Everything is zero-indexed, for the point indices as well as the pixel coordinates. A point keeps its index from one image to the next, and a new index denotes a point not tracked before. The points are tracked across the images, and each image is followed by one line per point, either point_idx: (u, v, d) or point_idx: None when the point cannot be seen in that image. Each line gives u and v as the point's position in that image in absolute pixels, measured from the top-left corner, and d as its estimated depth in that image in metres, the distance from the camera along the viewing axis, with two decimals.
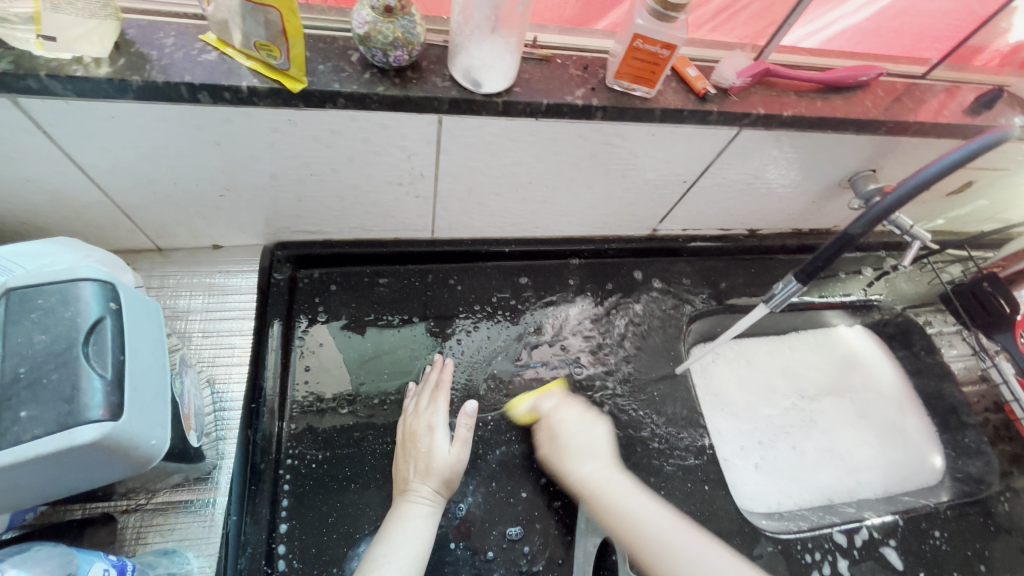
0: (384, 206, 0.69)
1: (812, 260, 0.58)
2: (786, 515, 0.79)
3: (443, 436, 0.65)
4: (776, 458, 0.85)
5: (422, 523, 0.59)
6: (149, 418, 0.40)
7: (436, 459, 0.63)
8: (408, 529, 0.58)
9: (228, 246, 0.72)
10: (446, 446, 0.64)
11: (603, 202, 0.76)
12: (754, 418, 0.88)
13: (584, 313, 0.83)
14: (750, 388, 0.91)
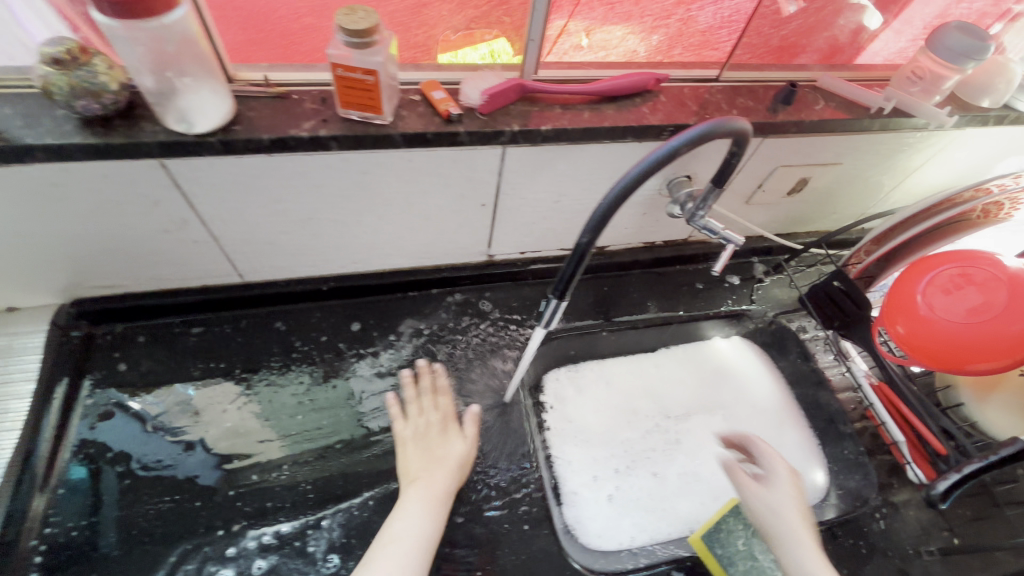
0: (168, 254, 0.68)
1: (560, 276, 0.55)
2: (636, 551, 0.73)
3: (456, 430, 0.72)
4: (632, 487, 0.79)
5: (428, 510, 0.63)
6: None
7: (450, 452, 0.69)
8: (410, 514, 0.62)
9: (23, 308, 0.71)
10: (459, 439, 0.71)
11: (409, 232, 0.75)
12: (611, 444, 0.83)
13: (414, 347, 0.80)
14: (608, 412, 0.85)
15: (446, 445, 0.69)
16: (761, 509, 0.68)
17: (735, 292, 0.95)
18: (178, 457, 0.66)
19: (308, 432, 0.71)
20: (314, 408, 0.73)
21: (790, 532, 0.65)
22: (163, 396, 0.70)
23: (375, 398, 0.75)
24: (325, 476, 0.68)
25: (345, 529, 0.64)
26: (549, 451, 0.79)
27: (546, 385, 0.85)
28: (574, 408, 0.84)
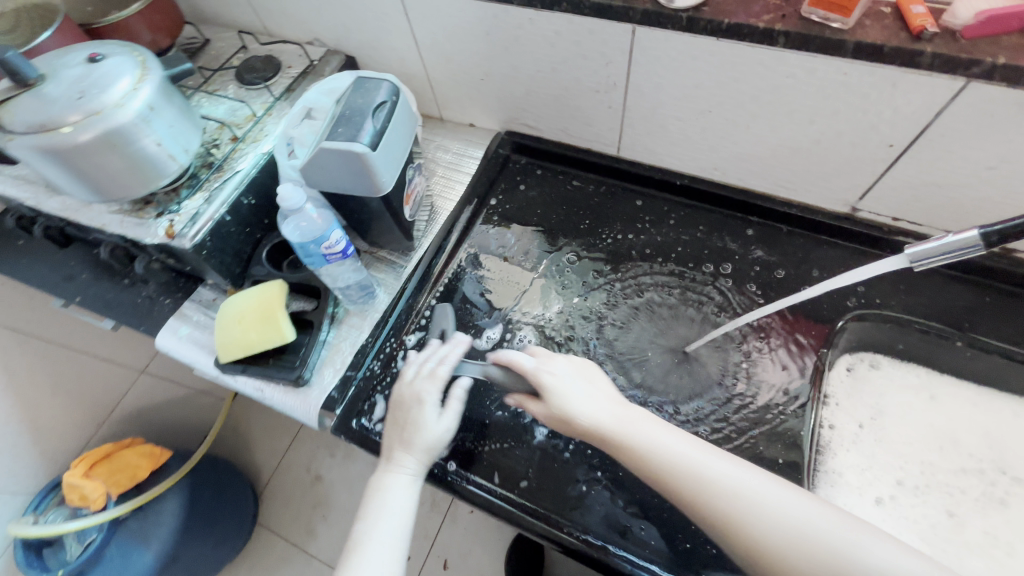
0: (584, 112, 0.86)
1: None
2: None
3: (431, 411, 0.70)
4: (913, 508, 0.68)
5: (400, 492, 0.68)
6: (385, 162, 0.68)
7: (425, 433, 0.69)
8: (388, 502, 0.67)
9: (479, 126, 1.02)
10: (434, 419, 0.70)
11: (789, 151, 0.75)
12: (904, 454, 0.72)
13: (736, 265, 0.83)
14: (917, 426, 0.73)
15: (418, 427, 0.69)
16: None
17: None
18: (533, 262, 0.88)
19: (618, 290, 0.84)
20: (645, 281, 0.84)
21: (730, 478, 0.54)
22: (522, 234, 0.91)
23: (683, 289, 0.83)
24: (624, 328, 0.81)
25: (625, 370, 0.78)
26: (826, 416, 0.74)
27: (840, 359, 0.77)
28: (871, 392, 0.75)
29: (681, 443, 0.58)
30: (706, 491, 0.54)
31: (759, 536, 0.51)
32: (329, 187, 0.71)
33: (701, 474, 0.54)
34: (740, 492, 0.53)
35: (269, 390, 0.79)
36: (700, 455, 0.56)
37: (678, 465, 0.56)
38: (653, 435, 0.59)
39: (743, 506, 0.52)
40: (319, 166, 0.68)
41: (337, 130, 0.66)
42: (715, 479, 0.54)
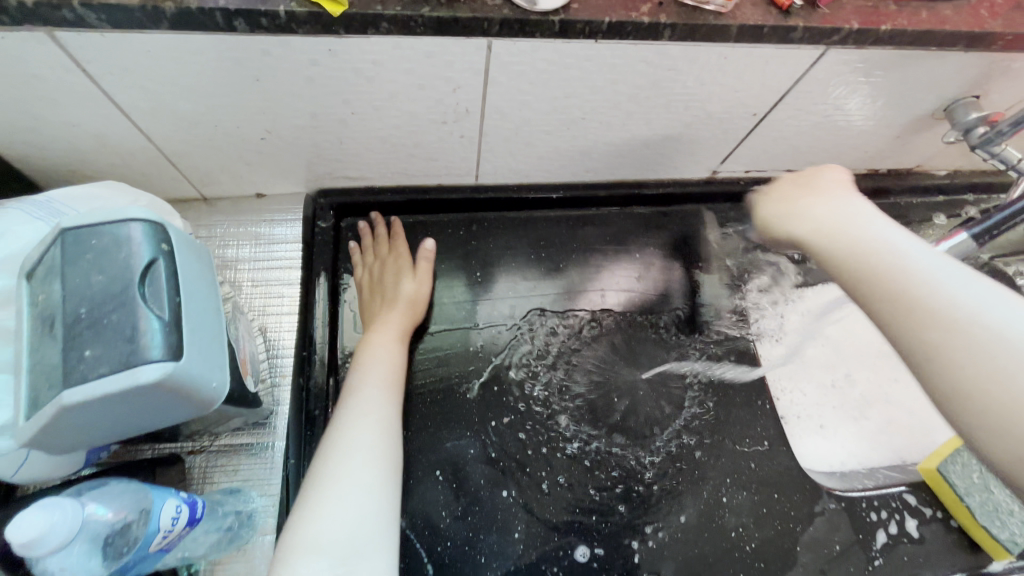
0: (427, 148, 0.65)
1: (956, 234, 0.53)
2: (850, 476, 0.71)
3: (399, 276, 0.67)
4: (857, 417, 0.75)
5: (386, 368, 0.59)
6: (209, 361, 0.39)
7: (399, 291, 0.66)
8: (371, 386, 0.56)
9: (271, 195, 0.71)
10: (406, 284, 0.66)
11: (660, 139, 0.71)
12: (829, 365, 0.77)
13: (639, 262, 0.78)
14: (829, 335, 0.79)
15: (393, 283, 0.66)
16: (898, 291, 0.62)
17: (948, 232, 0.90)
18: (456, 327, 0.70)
19: (552, 340, 0.71)
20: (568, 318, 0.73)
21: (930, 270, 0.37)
22: None
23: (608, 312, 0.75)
24: (577, 380, 0.69)
25: (601, 432, 0.67)
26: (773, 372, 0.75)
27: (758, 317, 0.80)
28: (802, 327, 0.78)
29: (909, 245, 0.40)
30: (901, 273, 0.38)
31: (937, 304, 0.35)
32: (108, 438, 0.39)
33: (898, 261, 0.39)
34: (943, 296, 0.35)
35: None
36: (887, 230, 0.42)
37: (916, 290, 0.36)
38: (890, 238, 0.41)
39: (935, 286, 0.36)
40: (72, 426, 0.35)
41: (86, 356, 0.34)
42: (928, 283, 0.36)
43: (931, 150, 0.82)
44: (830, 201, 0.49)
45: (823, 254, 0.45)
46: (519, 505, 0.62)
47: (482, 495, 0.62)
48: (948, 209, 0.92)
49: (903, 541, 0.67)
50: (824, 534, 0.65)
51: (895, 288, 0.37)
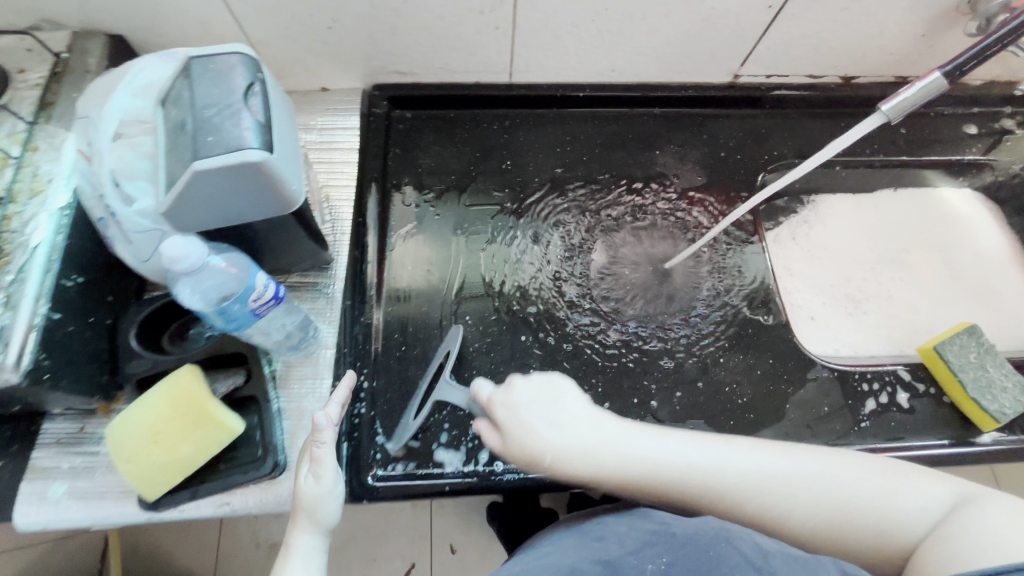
0: (467, 40, 0.74)
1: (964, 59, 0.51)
2: (848, 359, 0.78)
3: (307, 474, 0.57)
4: (855, 310, 0.82)
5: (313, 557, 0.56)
6: (290, 165, 0.51)
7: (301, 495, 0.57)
8: (301, 557, 0.55)
9: (334, 89, 0.82)
10: (309, 482, 0.57)
11: (681, 34, 0.76)
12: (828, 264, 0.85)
13: (658, 158, 0.85)
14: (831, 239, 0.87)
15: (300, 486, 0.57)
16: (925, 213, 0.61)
17: (980, 142, 0.90)
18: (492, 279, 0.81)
19: (572, 224, 0.80)
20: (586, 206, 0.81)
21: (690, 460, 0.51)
22: (444, 200, 0.79)
23: (625, 202, 0.82)
24: (591, 259, 0.79)
25: (610, 302, 0.76)
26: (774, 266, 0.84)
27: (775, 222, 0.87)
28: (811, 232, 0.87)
29: (666, 452, 0.52)
30: (672, 472, 0.51)
31: (758, 509, 0.50)
32: (215, 222, 0.51)
33: (663, 462, 0.52)
34: (754, 480, 0.50)
35: (238, 500, 0.61)
36: (641, 445, 0.53)
37: (743, 501, 0.50)
38: (639, 452, 0.52)
39: (754, 482, 0.50)
40: (195, 197, 0.48)
41: (207, 142, 0.47)
42: (722, 477, 0.50)
43: (960, 53, 0.82)
44: (545, 409, 0.55)
45: (617, 482, 0.53)
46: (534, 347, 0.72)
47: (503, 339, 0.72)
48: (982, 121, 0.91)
49: (892, 410, 0.72)
50: (812, 397, 0.72)
51: (708, 482, 0.50)
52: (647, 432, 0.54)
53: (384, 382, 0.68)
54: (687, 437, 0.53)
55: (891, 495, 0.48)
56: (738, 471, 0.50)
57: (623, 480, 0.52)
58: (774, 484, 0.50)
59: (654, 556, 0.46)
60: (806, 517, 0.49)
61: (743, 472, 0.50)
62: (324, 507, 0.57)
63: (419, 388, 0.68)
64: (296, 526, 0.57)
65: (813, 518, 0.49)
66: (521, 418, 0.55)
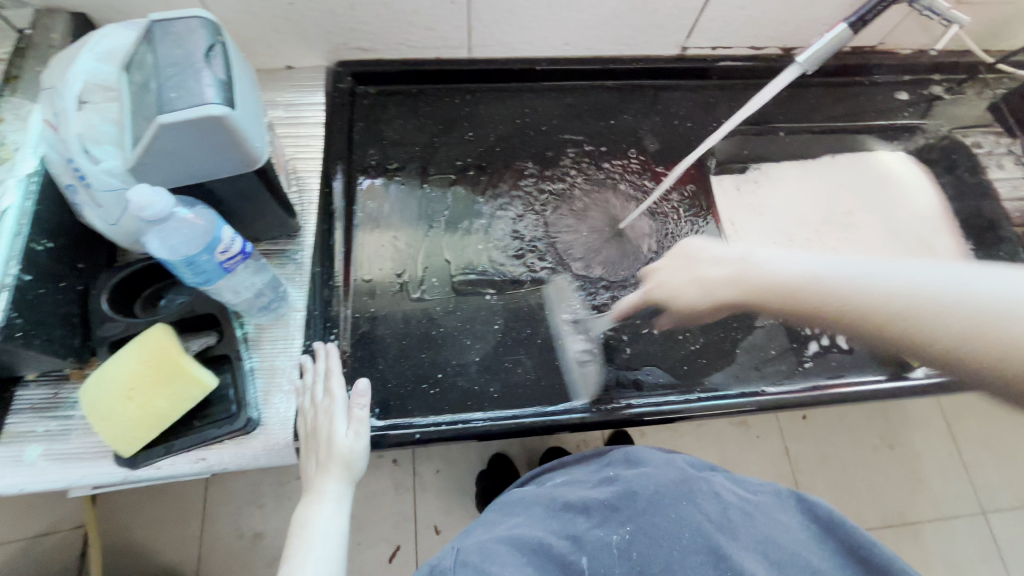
0: (425, 16, 0.78)
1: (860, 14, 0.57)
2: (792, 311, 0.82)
3: (340, 420, 0.63)
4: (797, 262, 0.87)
5: (333, 505, 0.60)
6: (252, 124, 0.54)
7: (333, 446, 0.61)
8: (323, 509, 0.59)
9: (299, 67, 0.85)
10: (343, 430, 0.62)
11: (628, 7, 0.80)
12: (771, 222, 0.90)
13: (611, 129, 0.90)
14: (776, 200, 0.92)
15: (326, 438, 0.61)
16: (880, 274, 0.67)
17: (910, 108, 0.97)
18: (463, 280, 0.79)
19: (532, 192, 0.85)
20: (547, 176, 0.86)
21: (886, 272, 0.48)
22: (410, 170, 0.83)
23: (584, 171, 0.87)
24: (550, 224, 0.83)
25: (569, 263, 0.81)
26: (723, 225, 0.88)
27: (726, 181, 0.91)
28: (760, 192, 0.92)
29: (883, 275, 0.48)
30: (852, 292, 0.49)
31: (916, 303, 0.45)
32: (181, 179, 0.54)
33: (864, 278, 0.49)
34: (889, 286, 0.47)
35: (214, 456, 0.63)
36: (875, 263, 0.50)
37: (901, 296, 0.46)
38: (778, 263, 0.57)
39: (851, 284, 0.50)
40: (160, 151, 0.50)
41: (170, 98, 0.49)
42: (946, 312, 0.43)
43: (887, 23, 0.89)
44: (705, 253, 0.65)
45: (767, 295, 0.56)
46: (498, 306, 0.76)
47: (468, 299, 0.76)
48: (912, 88, 0.98)
49: (832, 351, 0.77)
50: (759, 341, 0.77)
51: (886, 299, 0.47)
52: (852, 262, 0.52)
53: (353, 343, 0.71)
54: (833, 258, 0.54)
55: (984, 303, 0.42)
56: (946, 311, 0.43)
57: (821, 307, 0.51)
58: (930, 294, 0.45)
59: (619, 525, 0.59)
60: (926, 319, 0.44)
61: (889, 290, 0.47)
62: (358, 459, 0.62)
63: (389, 347, 0.72)
64: (328, 472, 0.60)
65: (942, 327, 0.43)
66: (708, 258, 0.64)
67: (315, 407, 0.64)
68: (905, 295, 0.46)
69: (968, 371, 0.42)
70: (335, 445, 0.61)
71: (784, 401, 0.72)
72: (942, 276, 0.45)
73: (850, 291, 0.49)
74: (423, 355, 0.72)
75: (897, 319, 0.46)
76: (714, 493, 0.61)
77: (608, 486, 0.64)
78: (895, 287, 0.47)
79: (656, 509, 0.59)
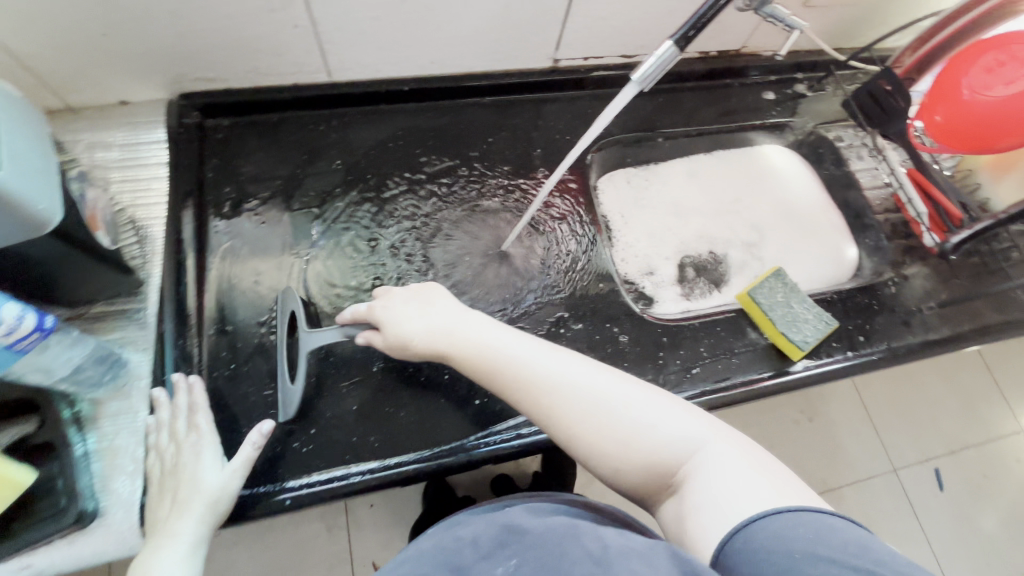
0: (268, 40, 0.72)
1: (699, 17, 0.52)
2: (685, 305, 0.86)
3: (209, 458, 0.59)
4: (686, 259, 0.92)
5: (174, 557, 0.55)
6: (32, 181, 0.46)
7: (197, 484, 0.57)
8: (157, 559, 0.54)
9: (136, 102, 0.77)
10: (212, 469, 0.59)
11: (487, 22, 0.78)
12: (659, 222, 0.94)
13: (490, 146, 0.87)
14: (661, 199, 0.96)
15: (191, 474, 0.57)
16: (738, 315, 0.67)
17: (778, 106, 1.01)
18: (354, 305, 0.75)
19: (411, 219, 0.81)
20: (426, 200, 0.82)
21: (618, 404, 0.54)
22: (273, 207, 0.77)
23: (466, 193, 0.84)
24: (433, 252, 0.80)
25: (454, 291, 0.78)
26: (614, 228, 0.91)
27: (615, 180, 0.94)
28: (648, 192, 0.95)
29: (614, 391, 0.55)
30: (564, 403, 0.55)
31: (633, 451, 0.52)
32: None
33: (589, 390, 0.55)
34: (647, 439, 0.52)
35: (43, 557, 0.55)
36: (604, 382, 0.56)
37: (628, 451, 0.52)
38: (518, 359, 0.59)
39: (638, 448, 0.52)
40: None
41: None
42: (611, 429, 0.53)
43: (746, 27, 0.92)
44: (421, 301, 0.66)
45: (456, 360, 0.62)
46: (376, 347, 0.71)
47: (343, 343, 0.71)
48: (778, 87, 1.02)
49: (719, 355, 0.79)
50: (648, 352, 0.77)
51: (586, 429, 0.54)
52: (608, 375, 0.57)
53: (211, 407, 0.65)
54: (617, 377, 0.57)
55: (654, 448, 0.52)
56: (643, 417, 0.53)
57: (508, 379, 0.58)
58: (642, 442, 0.52)
59: (505, 558, 0.49)
60: (645, 458, 0.52)
61: (646, 446, 0.52)
62: (220, 501, 0.58)
63: (255, 404, 0.66)
64: (180, 512, 0.56)
65: (629, 464, 0.52)
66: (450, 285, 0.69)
67: (173, 444, 0.59)
68: (688, 460, 0.51)
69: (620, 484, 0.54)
70: (198, 485, 0.57)
71: None
72: (709, 431, 0.52)
73: (559, 413, 0.55)
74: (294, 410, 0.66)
75: (606, 458, 0.53)
76: (603, 534, 0.49)
77: (501, 518, 0.56)
78: (631, 432, 0.53)
79: (546, 541, 0.49)
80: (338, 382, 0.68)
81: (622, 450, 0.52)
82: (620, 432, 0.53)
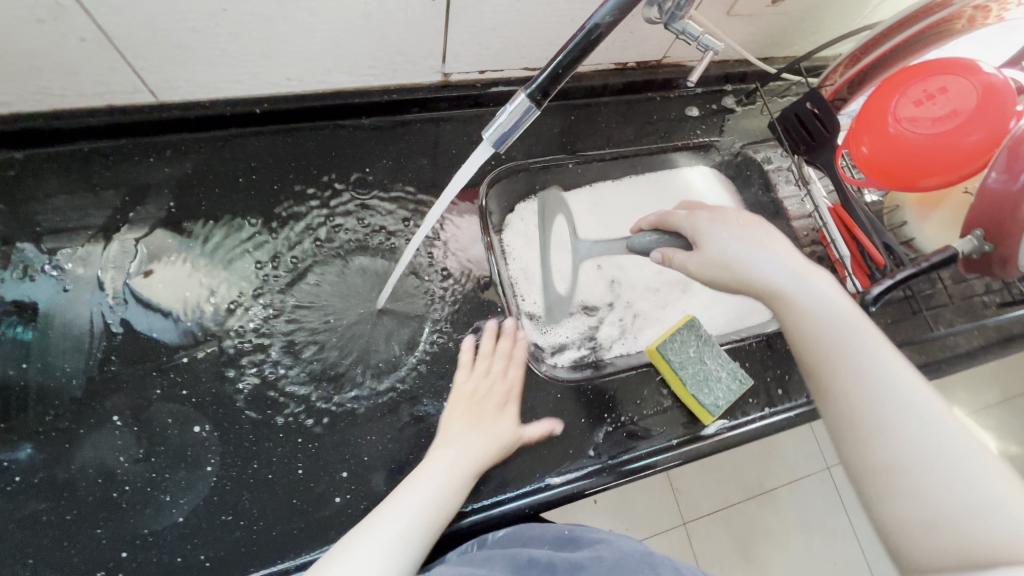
0: (49, 58, 0.56)
1: (563, 64, 0.43)
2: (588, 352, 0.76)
3: None
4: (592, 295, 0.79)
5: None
6: None
7: None
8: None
9: None
10: None
11: (348, 32, 0.63)
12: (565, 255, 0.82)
13: (368, 177, 0.74)
14: (565, 225, 0.84)
15: None
16: (700, 271, 0.57)
17: (702, 123, 0.92)
18: (195, 382, 0.60)
19: (264, 271, 0.67)
20: (285, 246, 0.69)
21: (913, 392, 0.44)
22: (80, 265, 0.62)
23: (335, 235, 0.71)
24: (291, 311, 0.66)
25: (315, 360, 0.65)
26: (510, 264, 0.79)
27: (517, 213, 0.82)
28: (542, 235, 0.81)
29: (894, 376, 0.45)
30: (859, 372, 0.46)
31: (907, 474, 0.41)
32: None
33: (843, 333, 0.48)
34: (921, 462, 0.41)
35: None
36: (894, 363, 0.46)
37: (864, 427, 0.44)
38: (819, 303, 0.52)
39: (893, 443, 0.42)
40: None
41: None
42: (901, 442, 0.42)
43: (665, 38, 0.81)
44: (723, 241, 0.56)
45: (783, 309, 0.52)
46: (213, 440, 0.59)
47: (167, 439, 0.58)
48: (703, 103, 0.93)
49: (627, 421, 0.70)
50: (546, 423, 0.68)
51: (852, 416, 0.45)
52: (890, 352, 0.47)
53: None
54: (888, 345, 0.47)
55: (923, 472, 0.41)
56: (906, 439, 0.42)
57: (808, 328, 0.50)
58: (927, 476, 0.40)
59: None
60: (899, 491, 0.41)
61: (887, 453, 0.42)
62: None
63: (46, 524, 0.53)
64: None
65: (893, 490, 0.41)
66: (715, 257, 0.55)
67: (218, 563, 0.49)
68: (934, 495, 0.40)
69: (876, 511, 0.43)
70: None
71: (567, 496, 0.64)
72: (918, 399, 0.43)
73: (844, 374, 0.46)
74: (99, 532, 0.54)
75: (845, 439, 0.45)
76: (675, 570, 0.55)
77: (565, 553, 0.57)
78: (873, 424, 0.43)
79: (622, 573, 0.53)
80: (159, 490, 0.56)
81: (878, 477, 0.42)
82: (861, 393, 0.45)
